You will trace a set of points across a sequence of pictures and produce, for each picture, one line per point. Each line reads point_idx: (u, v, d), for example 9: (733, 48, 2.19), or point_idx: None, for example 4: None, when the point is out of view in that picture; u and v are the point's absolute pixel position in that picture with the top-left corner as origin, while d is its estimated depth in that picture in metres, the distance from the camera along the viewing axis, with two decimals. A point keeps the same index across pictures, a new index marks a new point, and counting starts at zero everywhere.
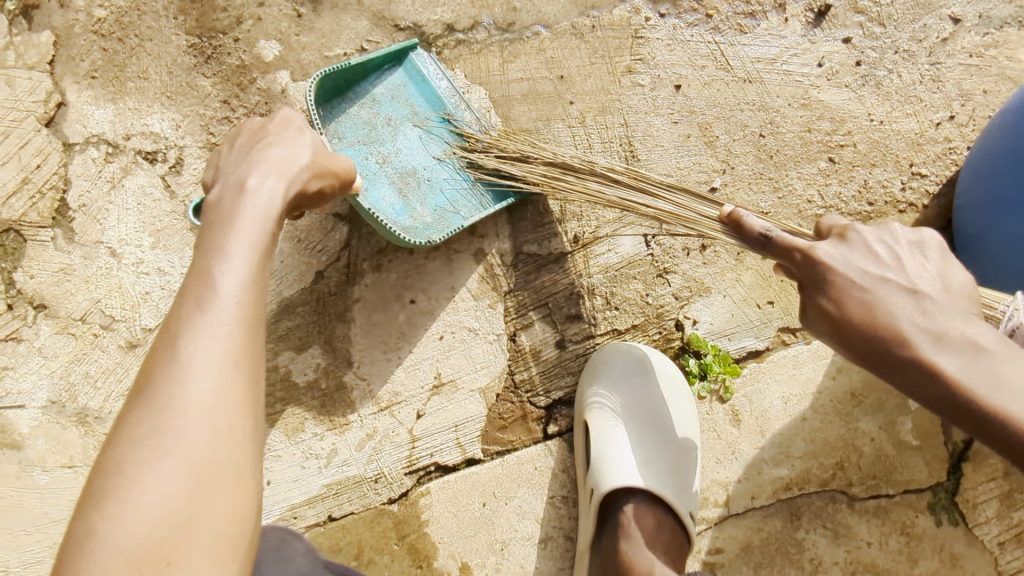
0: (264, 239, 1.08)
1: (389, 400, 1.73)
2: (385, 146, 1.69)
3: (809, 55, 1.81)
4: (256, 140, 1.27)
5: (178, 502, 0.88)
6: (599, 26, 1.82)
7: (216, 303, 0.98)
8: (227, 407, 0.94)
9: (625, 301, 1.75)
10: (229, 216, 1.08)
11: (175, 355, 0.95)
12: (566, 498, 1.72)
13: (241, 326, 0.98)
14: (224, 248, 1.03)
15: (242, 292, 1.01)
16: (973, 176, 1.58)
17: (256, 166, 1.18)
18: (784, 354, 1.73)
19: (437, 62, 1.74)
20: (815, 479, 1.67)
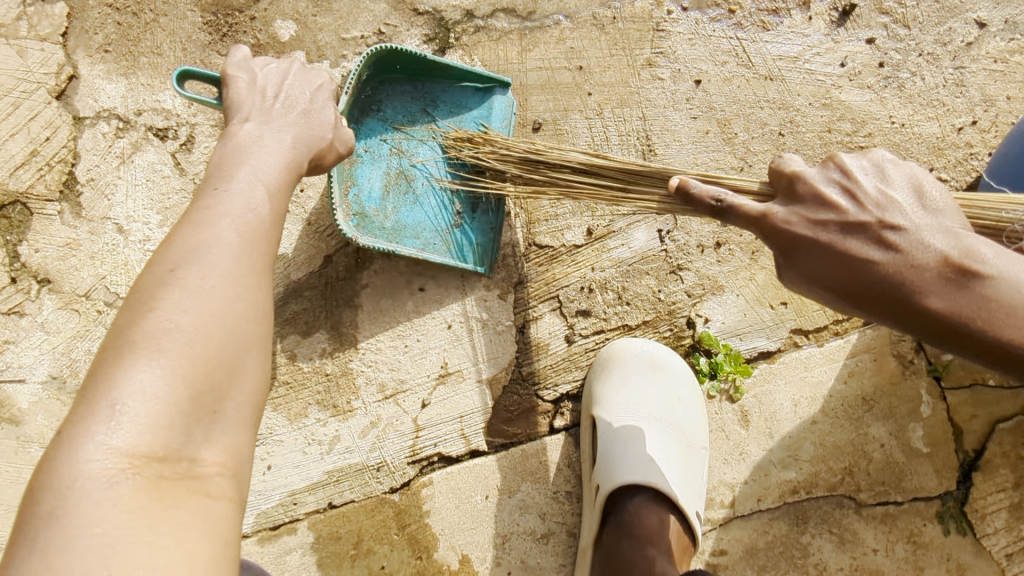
0: (293, 167, 1.18)
1: (394, 389, 1.71)
2: (409, 144, 1.68)
3: (831, 54, 1.79)
4: (282, 100, 1.27)
5: (216, 356, 0.89)
6: (620, 18, 1.80)
7: (252, 198, 1.05)
8: (266, 286, 0.99)
9: (636, 296, 1.73)
10: (258, 148, 1.15)
11: (214, 229, 0.98)
12: (570, 494, 1.69)
13: (271, 225, 1.05)
14: (260, 165, 1.12)
15: (273, 197, 1.09)
16: (995, 183, 1.56)
17: (285, 127, 1.22)
18: (796, 356, 1.70)
19: (513, 113, 1.69)
20: (823, 484, 1.64)
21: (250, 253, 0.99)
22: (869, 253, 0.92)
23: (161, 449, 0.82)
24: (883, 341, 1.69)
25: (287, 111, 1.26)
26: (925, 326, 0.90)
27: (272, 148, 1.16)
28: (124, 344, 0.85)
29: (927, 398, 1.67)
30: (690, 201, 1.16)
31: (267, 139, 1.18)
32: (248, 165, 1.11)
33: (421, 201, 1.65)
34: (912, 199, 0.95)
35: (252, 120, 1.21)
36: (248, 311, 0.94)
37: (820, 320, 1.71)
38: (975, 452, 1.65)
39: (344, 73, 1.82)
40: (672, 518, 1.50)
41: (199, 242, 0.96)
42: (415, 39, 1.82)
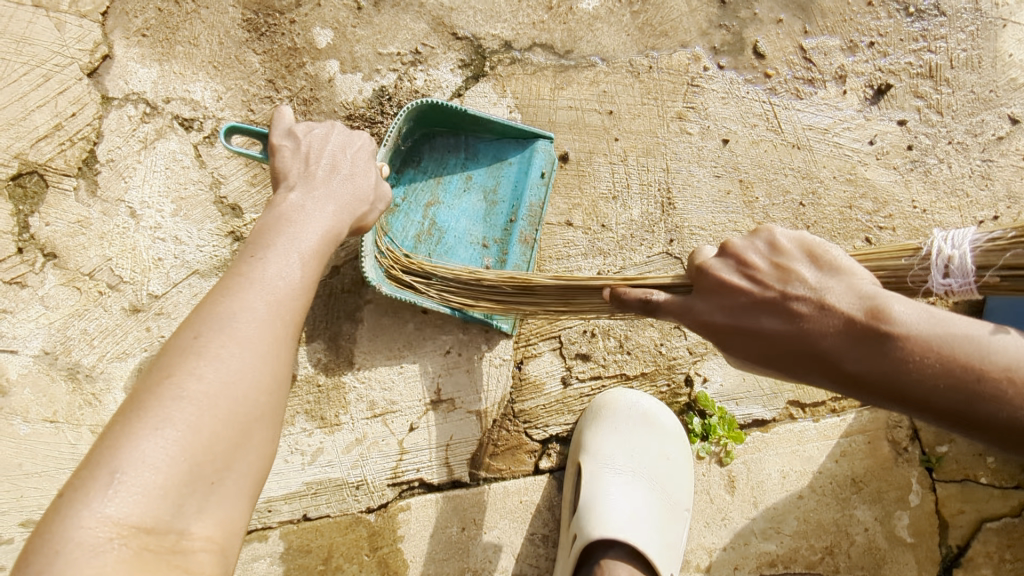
0: (332, 234, 1.22)
1: (384, 408, 1.70)
2: (444, 193, 1.70)
3: (861, 131, 1.79)
4: (326, 165, 1.34)
5: (221, 430, 0.93)
6: (656, 68, 1.81)
7: (289, 267, 1.10)
8: (283, 356, 1.03)
9: (638, 347, 1.72)
10: (295, 218, 1.20)
11: (242, 297, 1.02)
12: (546, 537, 1.67)
13: (295, 294, 1.07)
14: (297, 233, 1.16)
15: (308, 262, 1.13)
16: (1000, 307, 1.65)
17: (327, 194, 1.28)
18: (790, 428, 1.69)
19: (552, 167, 1.70)
20: (802, 560, 1.63)
21: (274, 323, 1.03)
22: (765, 328, 0.96)
23: (151, 520, 0.86)
24: (879, 424, 1.67)
25: (329, 176, 1.32)
26: (859, 388, 0.91)
27: (314, 216, 1.22)
28: (142, 408, 0.90)
29: (916, 487, 1.64)
30: (623, 305, 1.18)
31: (310, 207, 1.24)
32: (285, 232, 1.17)
33: (451, 253, 1.67)
34: (812, 268, 0.97)
35: (296, 190, 1.27)
36: (261, 384, 0.98)
37: (819, 395, 1.70)
38: (958, 548, 1.62)
39: (376, 88, 1.83)
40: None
41: (225, 309, 1.00)
42: (450, 63, 1.83)
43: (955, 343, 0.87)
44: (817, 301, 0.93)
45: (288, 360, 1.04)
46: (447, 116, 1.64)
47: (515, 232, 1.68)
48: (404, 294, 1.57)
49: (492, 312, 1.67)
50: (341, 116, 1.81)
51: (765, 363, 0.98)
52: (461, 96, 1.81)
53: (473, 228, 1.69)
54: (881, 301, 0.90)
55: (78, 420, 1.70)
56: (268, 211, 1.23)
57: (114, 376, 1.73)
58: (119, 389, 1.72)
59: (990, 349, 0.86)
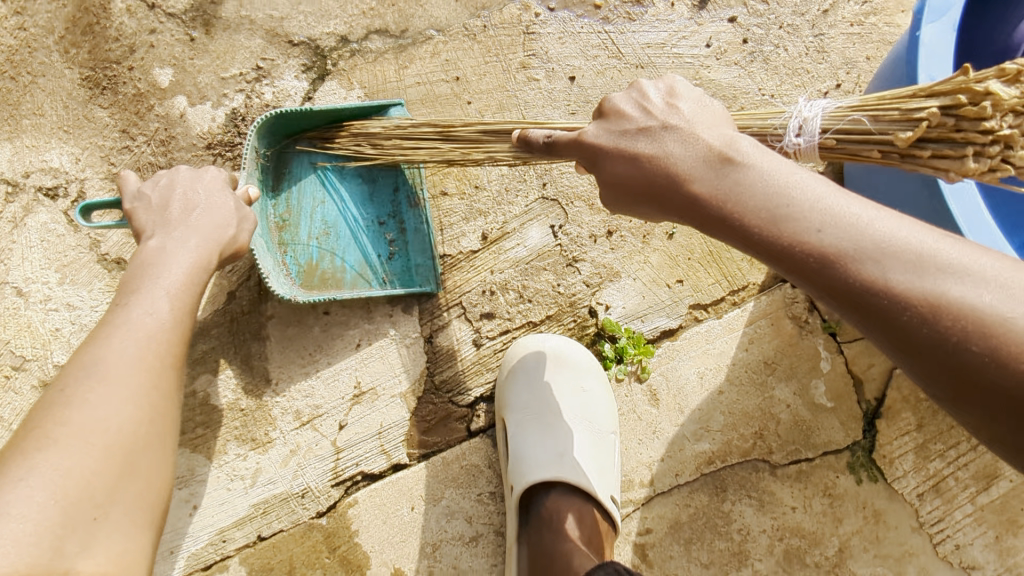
0: (200, 268, 1.26)
1: (311, 414, 1.73)
2: (324, 190, 1.71)
3: (696, 37, 1.85)
4: (179, 207, 1.35)
5: (99, 467, 0.97)
6: (490, 26, 1.85)
7: (156, 304, 1.15)
8: (161, 390, 1.08)
9: (537, 293, 1.76)
10: (159, 260, 1.24)
11: (109, 341, 1.07)
12: (494, 494, 1.71)
13: (163, 331, 1.13)
14: (162, 271, 1.21)
15: (179, 296, 1.19)
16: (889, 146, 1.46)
17: (185, 233, 1.30)
18: (697, 330, 1.74)
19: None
20: (737, 451, 1.69)
21: (145, 360, 1.08)
22: (640, 150, 0.99)
23: (26, 567, 0.86)
24: (777, 305, 1.74)
25: (186, 217, 1.34)
26: (698, 212, 0.94)
27: (177, 254, 1.26)
28: (11, 461, 0.93)
29: (825, 354, 1.71)
30: (529, 146, 1.28)
31: (170, 247, 1.27)
32: (151, 273, 1.21)
33: (353, 244, 1.71)
34: (695, 106, 1.02)
35: (155, 237, 1.29)
36: (137, 418, 1.03)
37: (717, 293, 1.76)
38: (876, 401, 1.70)
39: (228, 112, 1.85)
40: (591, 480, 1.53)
41: (92, 356, 1.05)
42: (293, 70, 1.86)
43: (788, 184, 0.89)
44: (683, 159, 0.96)
45: (167, 393, 1.10)
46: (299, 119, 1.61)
47: (403, 200, 1.72)
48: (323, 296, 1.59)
49: (412, 280, 1.73)
50: (201, 147, 1.83)
51: (636, 187, 1.01)
52: (311, 98, 1.84)
53: (366, 209, 1.72)
54: (732, 143, 0.94)
55: None
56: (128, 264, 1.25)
57: None
58: None
59: (803, 186, 0.88)
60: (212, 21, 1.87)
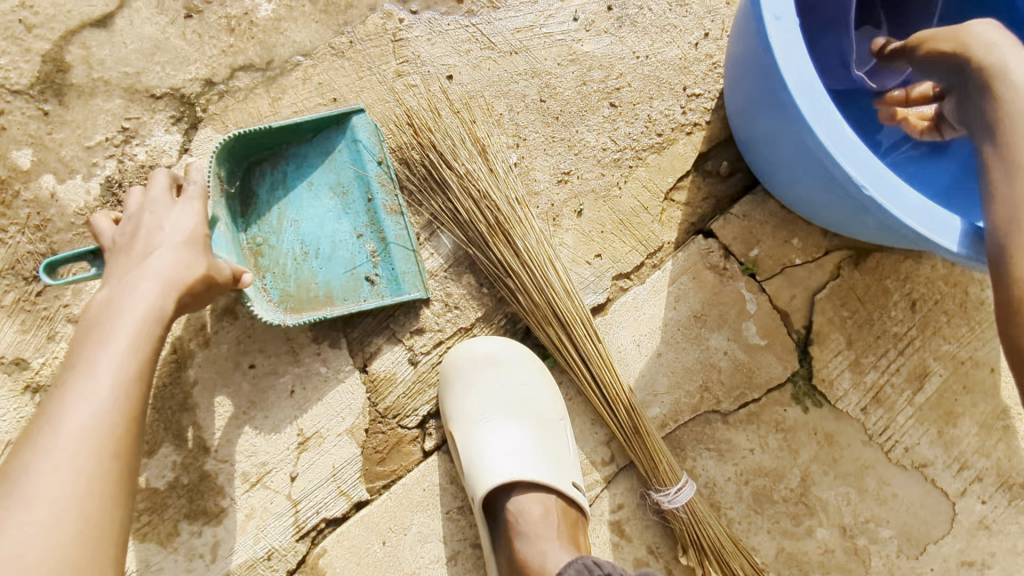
0: (147, 334, 1.23)
1: (258, 473, 1.66)
2: (296, 209, 1.73)
3: (562, 13, 1.87)
4: (146, 241, 1.34)
5: None
6: (356, 41, 1.83)
7: (93, 384, 1.14)
8: (102, 491, 1.09)
9: (462, 298, 1.75)
10: (105, 324, 1.21)
11: (45, 440, 1.09)
12: (463, 508, 1.68)
13: (98, 421, 1.12)
14: (105, 341, 1.19)
15: (125, 366, 1.18)
16: (768, 130, 1.48)
17: (141, 279, 1.27)
18: (625, 300, 1.76)
19: (381, 136, 1.74)
20: (687, 408, 1.71)
21: (80, 458, 1.08)
22: None
23: None
24: (695, 259, 1.77)
25: (148, 253, 1.32)
26: None
27: (128, 311, 1.23)
28: None
29: (749, 295, 1.75)
30: None
31: (122, 302, 1.24)
32: (99, 338, 1.20)
33: (335, 259, 1.71)
34: None
35: (110, 284, 1.28)
36: (75, 531, 1.04)
37: (636, 259, 1.78)
38: (805, 329, 1.75)
39: (101, 181, 1.75)
40: (647, 500, 1.64)
41: (29, 460, 1.07)
42: (162, 124, 1.78)
43: None
44: None
45: (111, 491, 1.10)
46: (257, 139, 1.65)
47: (379, 206, 1.72)
48: (312, 316, 1.63)
49: (400, 284, 1.70)
50: (81, 224, 1.73)
51: None
52: (188, 149, 1.78)
53: (344, 220, 1.73)
54: None
55: None
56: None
57: None
58: None
59: None
60: (63, 90, 1.76)
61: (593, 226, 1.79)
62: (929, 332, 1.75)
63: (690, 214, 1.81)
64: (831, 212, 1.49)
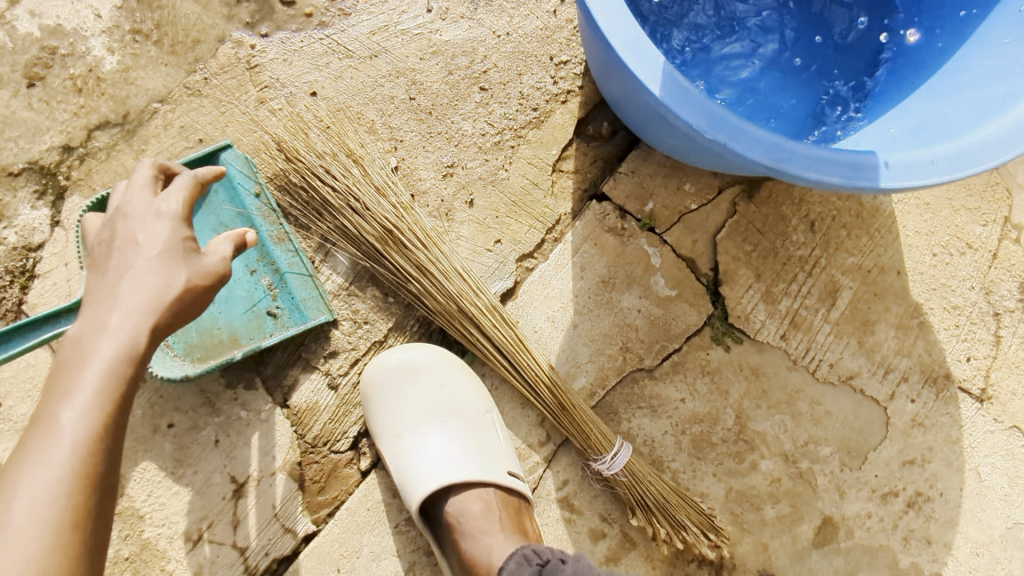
0: (118, 383, 1.01)
1: (199, 530, 1.63)
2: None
3: (415, 6, 1.83)
4: (118, 254, 1.12)
5: None
6: (211, 76, 1.78)
7: (53, 447, 0.94)
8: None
9: (370, 311, 1.72)
10: (78, 364, 1.01)
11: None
12: (411, 519, 1.66)
13: (62, 495, 0.93)
14: (72, 391, 0.99)
15: (98, 417, 0.98)
16: (624, 94, 1.52)
17: (115, 304, 1.06)
18: (532, 280, 1.75)
19: (254, 168, 1.71)
20: (613, 372, 1.71)
21: (39, 541, 0.89)
22: None
23: None
24: (593, 224, 1.76)
25: (124, 271, 1.10)
26: None
27: (100, 351, 1.02)
28: None
29: (652, 249, 1.75)
30: None
31: (93, 340, 1.03)
32: (64, 384, 1.00)
33: (232, 299, 1.68)
34: None
35: (86, 312, 1.07)
36: None
37: (535, 238, 1.77)
38: (713, 271, 1.76)
39: None
40: (589, 470, 1.65)
41: None
42: (27, 200, 1.72)
43: None
44: None
45: None
46: None
47: (266, 239, 1.69)
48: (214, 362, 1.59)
49: (303, 312, 1.68)
50: None
51: None
52: (59, 221, 1.72)
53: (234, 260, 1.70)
54: None
55: None
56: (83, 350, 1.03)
57: None
58: None
59: None
60: None
61: (487, 213, 1.78)
62: (832, 249, 1.78)
63: (580, 182, 1.80)
64: (703, 155, 1.52)
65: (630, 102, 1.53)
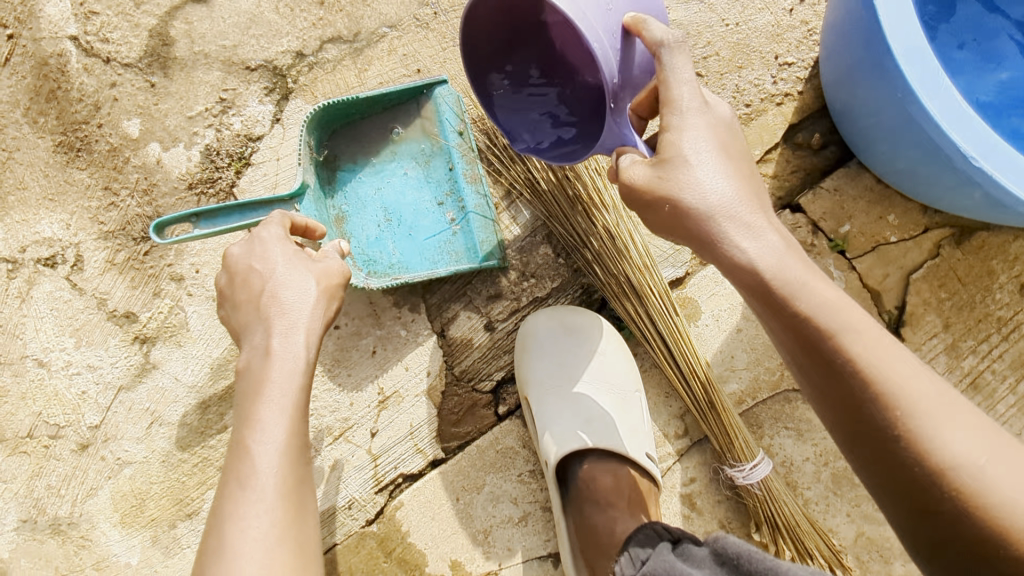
0: (300, 391, 1.14)
1: (341, 428, 1.74)
2: (380, 178, 1.78)
3: None
4: (258, 290, 1.23)
5: None
6: (440, 13, 1.86)
7: (262, 466, 1.04)
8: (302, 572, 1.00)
9: (539, 267, 1.76)
10: (255, 392, 1.11)
11: (231, 532, 0.99)
12: (534, 471, 1.72)
13: (279, 506, 1.03)
14: (259, 419, 1.08)
15: (291, 432, 1.09)
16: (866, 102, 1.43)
17: (270, 327, 1.18)
18: (705, 274, 1.73)
19: (463, 107, 1.77)
20: (766, 386, 1.68)
21: (276, 542, 1.00)
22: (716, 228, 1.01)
23: None
24: None
25: (279, 297, 1.21)
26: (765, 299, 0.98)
27: (274, 376, 1.12)
28: None
29: (838, 273, 1.68)
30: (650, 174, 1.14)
31: (267, 369, 1.13)
32: (252, 409, 1.09)
33: (416, 227, 1.76)
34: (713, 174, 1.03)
35: (252, 347, 1.17)
36: None
37: None
38: (898, 310, 1.67)
39: (202, 149, 1.85)
40: (721, 474, 1.63)
41: (226, 549, 0.98)
42: (256, 95, 1.87)
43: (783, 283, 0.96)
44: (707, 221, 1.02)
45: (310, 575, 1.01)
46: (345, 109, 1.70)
47: (460, 176, 1.76)
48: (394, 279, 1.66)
49: (478, 253, 1.73)
50: (184, 189, 1.85)
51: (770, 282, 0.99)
52: (280, 120, 1.87)
53: (425, 189, 1.77)
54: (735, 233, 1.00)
55: (80, 566, 1.77)
56: (669, 94, 1.08)
57: (92, 513, 1.79)
58: (103, 523, 1.79)
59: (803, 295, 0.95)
60: (168, 63, 1.88)
61: None
62: None
63: (778, 188, 1.73)
64: (932, 185, 1.44)
65: (873, 111, 1.43)
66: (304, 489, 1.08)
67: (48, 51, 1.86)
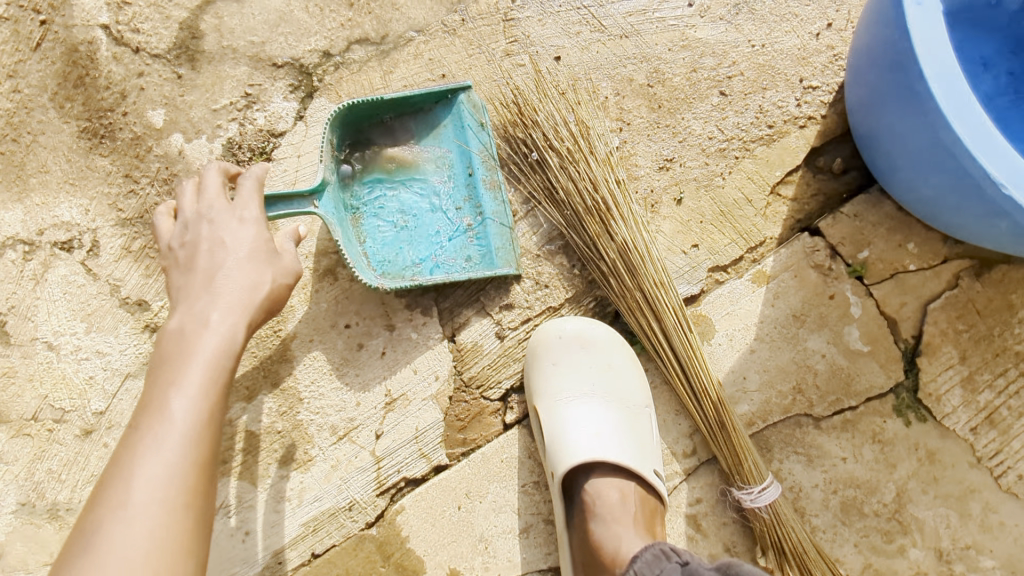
0: (223, 365, 1.24)
1: (346, 428, 1.73)
2: (400, 181, 1.78)
3: None
4: (211, 264, 1.36)
5: None
6: (468, 19, 1.87)
7: (170, 426, 1.13)
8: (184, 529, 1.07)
9: (553, 277, 1.76)
10: (183, 358, 1.22)
11: (127, 483, 1.07)
12: (538, 483, 1.70)
13: (182, 463, 1.11)
14: (181, 381, 1.18)
15: (208, 401, 1.18)
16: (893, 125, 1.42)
17: (210, 302, 1.30)
18: (720, 293, 1.71)
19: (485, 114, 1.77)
20: (777, 409, 1.65)
21: (166, 494, 1.08)
22: None
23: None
24: (799, 257, 1.70)
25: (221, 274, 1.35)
26: None
27: (199, 343, 1.25)
28: None
29: (855, 299, 1.67)
30: None
31: (195, 337, 1.26)
32: (173, 372, 1.20)
33: (433, 230, 1.76)
34: None
35: (181, 314, 1.29)
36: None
37: (734, 253, 1.73)
38: (914, 339, 1.65)
39: (224, 142, 1.87)
40: (729, 496, 1.61)
41: (117, 498, 1.05)
42: (281, 91, 1.88)
43: None
44: None
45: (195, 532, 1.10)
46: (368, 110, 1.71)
47: (478, 183, 1.76)
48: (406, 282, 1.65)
49: (493, 260, 1.73)
50: None
51: None
52: (303, 117, 1.88)
53: (443, 193, 1.77)
54: None
55: None
56: None
57: None
58: None
59: None
60: (196, 56, 1.89)
61: (693, 215, 1.75)
62: None
63: (797, 210, 1.73)
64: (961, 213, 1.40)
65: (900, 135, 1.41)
66: (212, 458, 1.17)
67: (79, 38, 1.88)
